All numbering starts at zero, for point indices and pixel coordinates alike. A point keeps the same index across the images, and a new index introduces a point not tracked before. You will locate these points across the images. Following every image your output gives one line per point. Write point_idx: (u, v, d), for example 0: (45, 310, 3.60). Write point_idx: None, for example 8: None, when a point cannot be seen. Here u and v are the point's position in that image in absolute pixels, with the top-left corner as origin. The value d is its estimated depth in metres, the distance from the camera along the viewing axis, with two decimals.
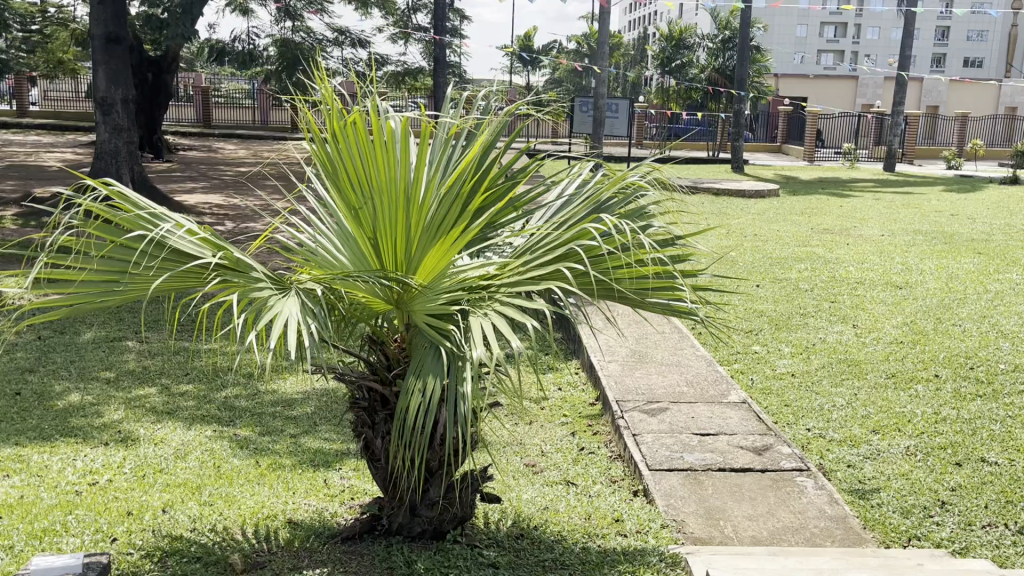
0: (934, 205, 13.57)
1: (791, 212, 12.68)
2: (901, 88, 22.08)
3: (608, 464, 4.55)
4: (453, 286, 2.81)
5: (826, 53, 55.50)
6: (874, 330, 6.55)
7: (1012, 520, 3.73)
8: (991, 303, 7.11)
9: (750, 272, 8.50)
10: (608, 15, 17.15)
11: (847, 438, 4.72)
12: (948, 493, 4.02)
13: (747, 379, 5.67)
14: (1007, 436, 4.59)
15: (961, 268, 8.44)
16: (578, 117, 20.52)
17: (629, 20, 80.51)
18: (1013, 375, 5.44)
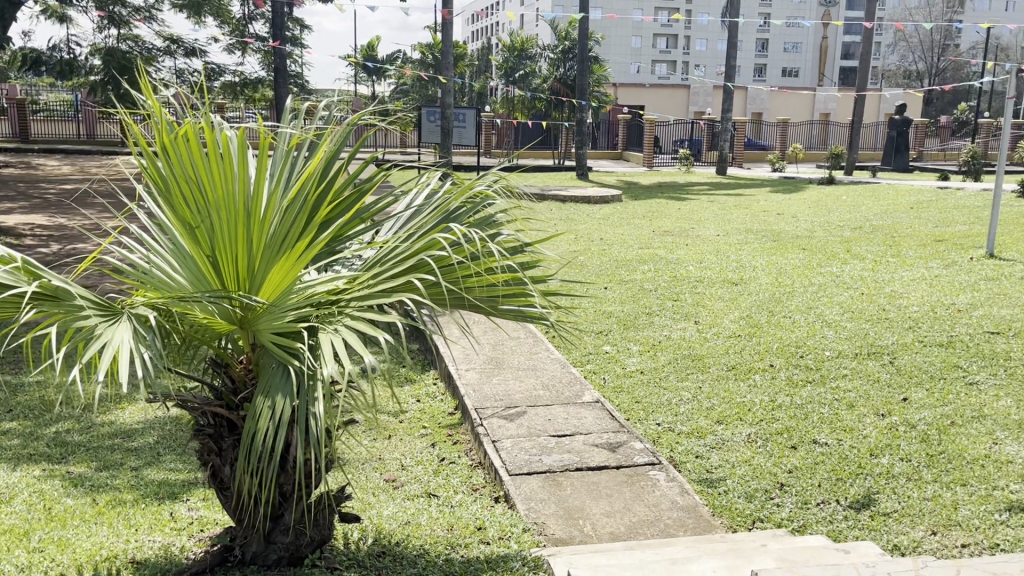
0: (762, 206, 14.54)
1: (634, 216, 13.17)
2: (728, 97, 23.46)
3: (469, 473, 4.54)
4: (301, 302, 2.72)
5: (659, 63, 58.30)
6: (714, 326, 6.91)
7: (843, 496, 4.02)
8: (816, 295, 7.65)
9: (598, 275, 8.81)
10: (451, 25, 17.23)
11: (695, 429, 4.95)
12: (786, 475, 4.29)
13: (600, 379, 5.84)
14: (835, 418, 4.95)
15: (788, 264, 9.03)
16: (426, 126, 20.58)
17: (472, 31, 81.65)
18: (838, 361, 5.87)
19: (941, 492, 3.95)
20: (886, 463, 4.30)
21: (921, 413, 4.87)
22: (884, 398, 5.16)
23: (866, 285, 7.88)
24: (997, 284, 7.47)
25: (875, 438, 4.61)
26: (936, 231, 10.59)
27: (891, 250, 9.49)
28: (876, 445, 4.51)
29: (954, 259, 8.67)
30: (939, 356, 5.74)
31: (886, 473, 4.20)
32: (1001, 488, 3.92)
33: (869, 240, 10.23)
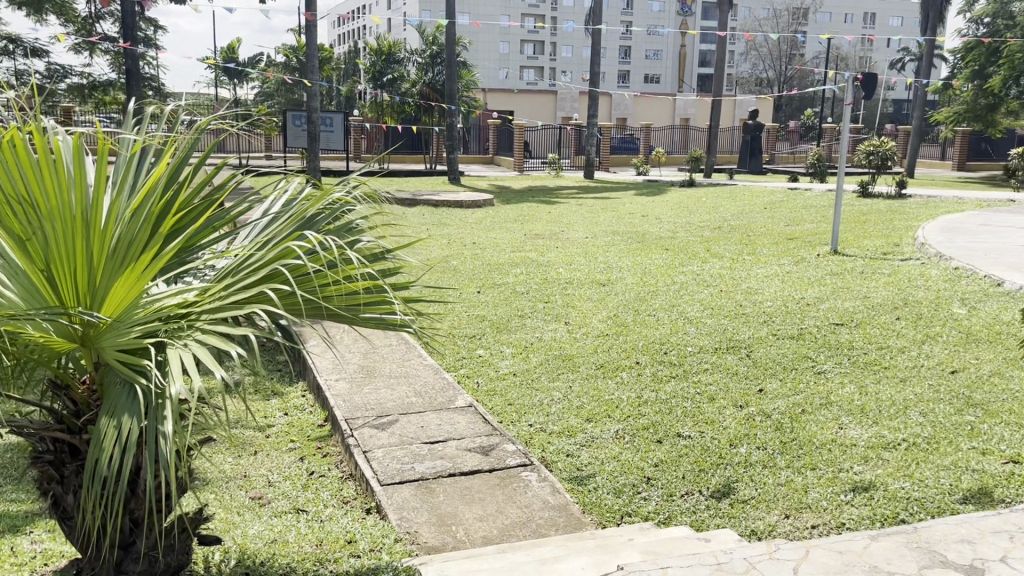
0: (628, 208, 14.99)
1: (506, 220, 13.30)
2: (593, 103, 24.08)
3: (339, 486, 4.44)
4: (148, 316, 2.57)
5: (527, 69, 59.19)
6: (583, 326, 7.06)
7: (705, 486, 4.18)
8: (679, 293, 7.94)
9: (470, 279, 8.83)
10: (315, 28, 16.87)
11: (566, 428, 5.03)
12: (652, 469, 4.42)
13: (473, 383, 5.84)
14: (697, 411, 5.14)
15: (653, 264, 9.34)
16: (291, 130, 20.13)
17: (338, 34, 80.32)
18: (699, 356, 6.11)
19: (794, 477, 4.16)
20: (744, 452, 4.50)
21: (776, 403, 5.13)
22: (742, 390, 5.41)
23: (725, 282, 8.24)
24: (840, 278, 7.98)
25: (734, 429, 4.82)
26: (787, 230, 11.22)
27: (746, 249, 9.97)
28: (735, 435, 4.72)
29: (803, 256, 9.19)
30: (791, 348, 6.07)
31: (745, 462, 4.39)
32: (846, 469, 4.15)
33: (727, 240, 10.71)
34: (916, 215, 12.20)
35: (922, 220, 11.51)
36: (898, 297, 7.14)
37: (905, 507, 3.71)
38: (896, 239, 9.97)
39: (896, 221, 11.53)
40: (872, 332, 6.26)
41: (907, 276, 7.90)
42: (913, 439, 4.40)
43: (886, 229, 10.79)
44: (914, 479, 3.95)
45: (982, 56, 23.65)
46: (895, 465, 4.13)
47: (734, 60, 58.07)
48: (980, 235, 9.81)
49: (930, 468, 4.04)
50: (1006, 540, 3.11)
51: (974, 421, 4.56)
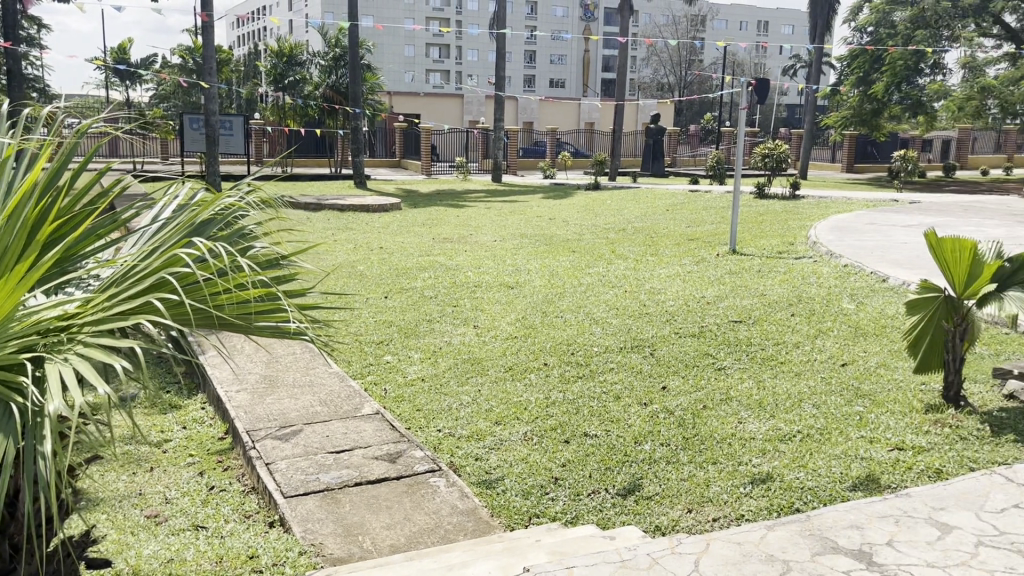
0: (536, 211, 15.11)
1: (413, 224, 13.21)
2: (499, 106, 24.20)
3: (241, 500, 4.30)
4: (25, 329, 2.42)
5: (433, 72, 59.00)
6: (491, 329, 7.07)
7: (611, 484, 4.24)
8: (585, 294, 8.04)
9: (377, 284, 8.72)
10: (211, 29, 16.39)
11: (474, 432, 5.01)
12: (560, 469, 4.45)
13: (380, 390, 5.76)
14: (603, 410, 5.21)
15: (560, 266, 9.44)
16: (189, 134, 19.49)
17: (237, 36, 78.26)
18: (606, 356, 6.20)
19: (696, 472, 4.26)
20: (649, 449, 4.59)
21: (679, 399, 5.24)
22: (647, 388, 5.52)
23: (629, 283, 8.39)
24: (739, 277, 8.25)
25: (639, 426, 4.91)
26: (689, 230, 11.52)
27: (650, 250, 10.18)
28: (640, 433, 4.81)
29: (704, 256, 9.46)
30: (693, 346, 6.22)
31: (650, 459, 4.48)
32: (746, 462, 4.28)
33: (632, 241, 10.92)
34: (809, 215, 12.72)
35: (815, 220, 12.01)
36: (793, 294, 7.43)
37: (800, 497, 3.84)
38: (790, 238, 10.37)
39: (791, 221, 11.99)
40: (769, 328, 6.49)
41: (800, 273, 8.23)
42: (807, 431, 4.57)
43: (781, 229, 11.21)
44: (808, 469, 4.09)
45: (865, 63, 24.90)
46: (790, 456, 4.28)
47: (636, 65, 59.37)
48: (867, 234, 10.30)
49: (822, 458, 4.20)
50: (891, 523, 3.26)
51: (863, 411, 4.77)
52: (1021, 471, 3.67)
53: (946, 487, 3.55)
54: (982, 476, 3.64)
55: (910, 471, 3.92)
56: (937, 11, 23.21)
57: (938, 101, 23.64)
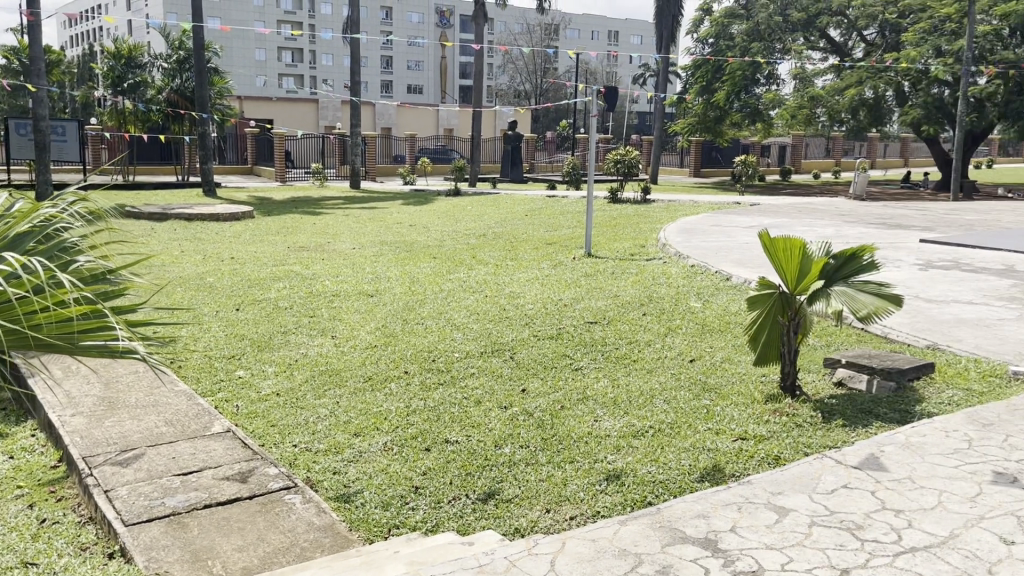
0: (395, 218, 14.98)
1: (267, 233, 12.80)
2: (355, 112, 23.84)
3: (76, 532, 4.01)
4: None
5: (286, 77, 57.45)
6: (350, 338, 6.93)
7: (471, 490, 4.23)
8: (445, 300, 8.03)
9: (229, 296, 8.38)
10: (37, 27, 15.30)
11: (332, 445, 4.89)
12: (420, 478, 4.41)
13: (232, 407, 5.52)
14: (464, 416, 5.20)
15: (420, 273, 9.38)
16: (15, 140, 18.08)
17: (70, 36, 73.39)
18: (466, 361, 6.20)
19: (554, 472, 4.32)
20: (509, 452, 4.62)
21: (537, 401, 5.31)
22: (506, 391, 5.56)
23: (489, 288, 8.45)
24: (594, 279, 8.47)
25: (499, 429, 4.93)
26: (547, 235, 11.74)
27: (509, 255, 10.30)
28: (500, 436, 4.83)
29: (561, 259, 9.65)
30: (551, 348, 6.33)
31: (510, 461, 4.51)
32: (601, 459, 4.38)
33: (491, 246, 11.01)
34: (659, 219, 13.25)
35: (664, 223, 12.52)
36: (644, 294, 7.70)
37: (652, 490, 3.96)
38: (642, 241, 10.75)
39: (642, 225, 12.45)
40: (622, 328, 6.69)
41: (651, 274, 8.54)
42: (659, 426, 4.73)
43: (633, 232, 11.62)
44: (659, 462, 4.23)
45: (708, 73, 26.23)
46: (643, 451, 4.42)
47: (493, 72, 60.04)
48: (712, 236, 10.83)
49: (672, 451, 4.35)
50: (734, 511, 3.42)
51: (710, 404, 4.99)
52: (848, 453, 3.94)
53: (783, 473, 3.77)
54: (814, 460, 3.88)
55: (751, 460, 4.13)
56: (769, 25, 24.74)
57: (773, 109, 25.20)
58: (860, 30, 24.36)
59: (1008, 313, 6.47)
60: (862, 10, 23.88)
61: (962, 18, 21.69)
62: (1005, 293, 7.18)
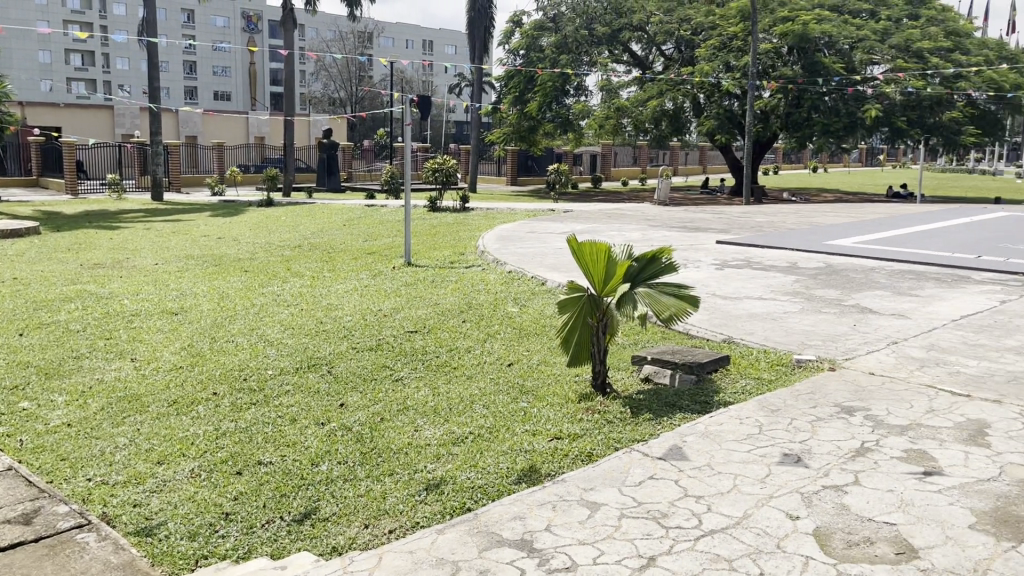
0: (201, 231, 14.23)
1: (55, 250, 11.78)
2: (154, 118, 22.45)
3: None
4: None
5: (76, 81, 53.24)
6: (152, 360, 6.48)
7: (285, 511, 4.03)
8: (258, 315, 7.70)
9: (12, 320, 7.62)
10: None
11: (132, 476, 4.52)
12: (231, 503, 4.14)
13: (15, 442, 4.98)
14: (278, 435, 4.97)
15: (230, 287, 8.96)
16: None
17: None
18: (280, 378, 5.94)
19: (372, 486, 4.19)
20: (326, 469, 4.44)
21: (356, 415, 5.17)
22: (323, 407, 5.37)
23: (305, 300, 8.19)
24: (414, 288, 8.44)
25: (316, 447, 4.74)
26: (365, 245, 11.58)
27: (326, 266, 10.05)
28: (317, 453, 4.64)
29: (380, 269, 9.55)
30: (370, 359, 6.20)
31: (327, 479, 4.33)
32: (421, 469, 4.30)
33: (307, 258, 10.71)
34: (477, 226, 13.43)
35: (483, 231, 12.70)
36: (464, 301, 7.74)
37: (471, 496, 3.93)
38: (461, 248, 10.85)
39: (461, 233, 12.57)
40: (443, 336, 6.68)
41: (469, 281, 8.63)
42: (478, 431, 4.73)
43: (452, 240, 11.69)
44: (478, 467, 4.21)
45: (520, 83, 26.95)
46: (462, 457, 4.39)
47: (306, 79, 58.57)
48: (529, 242, 11.09)
49: (491, 456, 4.36)
50: (549, 510, 3.49)
51: (527, 407, 5.08)
52: (654, 445, 4.14)
53: (595, 469, 3.89)
54: (624, 455, 4.04)
55: (566, 458, 4.23)
56: (576, 38, 25.71)
57: (582, 119, 26.20)
58: (658, 45, 25.82)
59: (793, 306, 7.08)
60: (660, 26, 25.34)
61: (747, 36, 23.54)
62: (790, 288, 7.84)
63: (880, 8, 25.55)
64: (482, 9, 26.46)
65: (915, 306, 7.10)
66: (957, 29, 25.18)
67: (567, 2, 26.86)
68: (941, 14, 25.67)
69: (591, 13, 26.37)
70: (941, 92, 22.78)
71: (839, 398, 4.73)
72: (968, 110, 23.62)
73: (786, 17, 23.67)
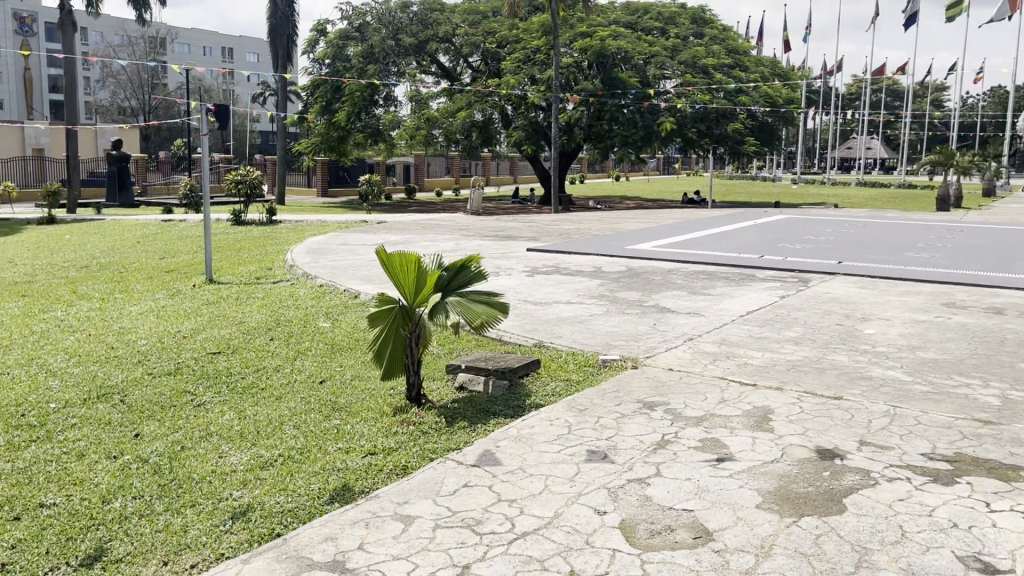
0: None
1: None
2: None
3: None
4: None
5: None
6: None
7: (73, 555, 3.65)
8: (37, 344, 7.01)
9: None
10: None
11: None
12: (7, 552, 3.69)
13: None
14: (63, 473, 4.51)
15: (5, 314, 8.11)
16: None
17: None
18: (64, 411, 5.41)
19: (172, 520, 3.89)
20: (119, 506, 4.07)
21: (153, 445, 4.80)
22: (116, 439, 4.95)
23: (94, 325, 7.57)
24: (217, 306, 8.03)
25: (107, 483, 4.33)
26: (162, 263, 10.88)
27: (117, 287, 9.34)
28: (108, 490, 4.25)
29: (178, 288, 9.00)
30: (168, 386, 5.81)
31: (120, 517, 3.97)
32: (226, 498, 4.06)
33: (96, 278, 9.91)
34: (285, 239, 13.02)
35: (291, 244, 12.32)
36: (271, 319, 7.45)
37: (280, 521, 3.75)
38: (268, 263, 10.45)
39: (268, 247, 12.12)
40: (249, 356, 6.39)
41: (278, 297, 8.33)
42: (287, 453, 4.54)
43: (258, 255, 11.24)
44: (288, 491, 4.04)
45: (327, 93, 26.47)
46: (271, 482, 4.19)
47: (91, 87, 54.35)
48: (340, 254, 10.89)
49: (302, 478, 4.19)
50: (362, 527, 3.41)
51: (339, 424, 4.94)
52: (467, 453, 4.16)
53: (408, 482, 3.85)
54: (438, 465, 4.03)
55: (381, 473, 4.14)
56: (382, 48, 25.59)
57: (392, 130, 26.10)
58: (464, 57, 26.22)
59: (599, 308, 7.38)
60: (466, 38, 25.77)
61: (549, 50, 24.46)
62: (595, 292, 8.18)
63: (669, 26, 27.28)
64: (283, 16, 25.73)
65: (708, 304, 7.62)
66: (736, 48, 27.44)
67: (372, 12, 26.71)
68: (722, 34, 27.87)
69: (397, 24, 26.37)
70: (725, 105, 24.71)
71: (641, 394, 4.97)
72: (748, 122, 25.76)
73: (584, 33, 24.80)
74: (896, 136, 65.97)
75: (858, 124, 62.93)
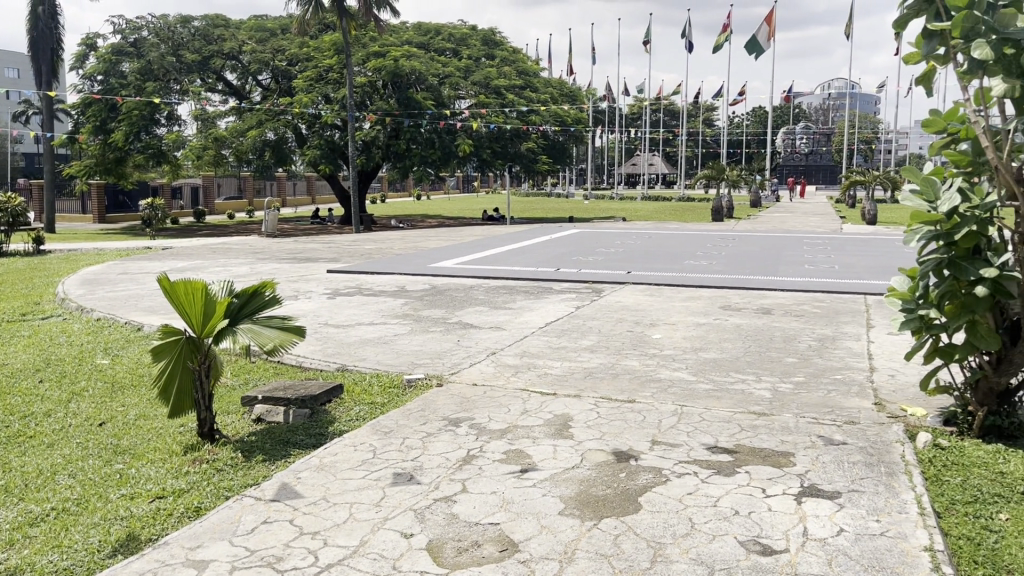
0: None
1: None
2: None
3: None
4: None
5: None
6: None
7: None
8: None
9: None
10: None
11: None
12: None
13: None
14: None
15: None
16: None
17: None
18: None
19: None
20: None
21: None
22: None
23: None
24: None
25: None
26: None
27: None
28: None
29: None
30: None
31: None
32: None
33: None
34: (55, 271, 11.89)
35: (62, 275, 11.27)
36: (38, 359, 6.75)
37: None
38: (35, 298, 9.47)
39: (35, 279, 11.01)
40: (13, 401, 5.74)
41: (47, 334, 7.58)
42: (60, 505, 4.10)
43: (22, 289, 10.18)
44: (62, 548, 3.62)
45: (100, 111, 24.53)
46: (41, 540, 3.74)
47: None
48: (119, 284, 10.10)
49: (79, 532, 3.79)
50: None
51: (122, 468, 4.55)
52: (264, 488, 3.96)
53: (201, 524, 3.60)
54: (234, 503, 3.80)
55: (170, 518, 3.85)
56: (161, 64, 24.07)
57: (177, 150, 24.67)
58: (252, 75, 25.35)
59: (402, 328, 7.33)
60: (253, 55, 24.90)
61: (342, 69, 24.25)
62: (399, 311, 8.11)
63: (460, 47, 27.81)
64: (46, 29, 23.70)
65: (508, 318, 7.78)
66: (525, 69, 28.47)
67: (148, 26, 25.19)
68: (512, 55, 28.72)
69: (177, 40, 25.08)
70: (518, 126, 25.57)
71: (446, 412, 4.97)
72: (540, 141, 26.82)
73: (377, 52, 24.76)
74: (675, 152, 71.18)
75: (640, 143, 67.16)
